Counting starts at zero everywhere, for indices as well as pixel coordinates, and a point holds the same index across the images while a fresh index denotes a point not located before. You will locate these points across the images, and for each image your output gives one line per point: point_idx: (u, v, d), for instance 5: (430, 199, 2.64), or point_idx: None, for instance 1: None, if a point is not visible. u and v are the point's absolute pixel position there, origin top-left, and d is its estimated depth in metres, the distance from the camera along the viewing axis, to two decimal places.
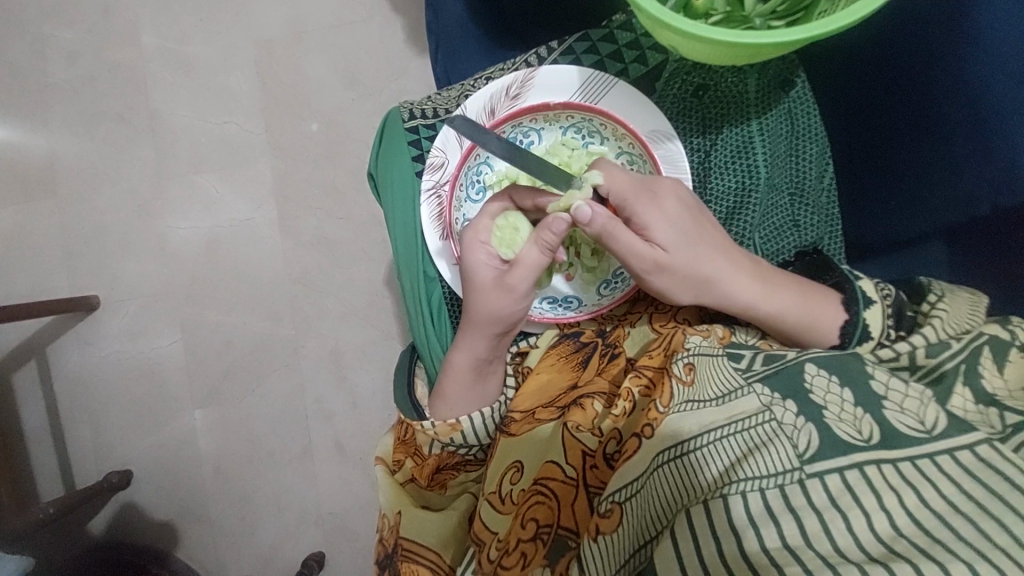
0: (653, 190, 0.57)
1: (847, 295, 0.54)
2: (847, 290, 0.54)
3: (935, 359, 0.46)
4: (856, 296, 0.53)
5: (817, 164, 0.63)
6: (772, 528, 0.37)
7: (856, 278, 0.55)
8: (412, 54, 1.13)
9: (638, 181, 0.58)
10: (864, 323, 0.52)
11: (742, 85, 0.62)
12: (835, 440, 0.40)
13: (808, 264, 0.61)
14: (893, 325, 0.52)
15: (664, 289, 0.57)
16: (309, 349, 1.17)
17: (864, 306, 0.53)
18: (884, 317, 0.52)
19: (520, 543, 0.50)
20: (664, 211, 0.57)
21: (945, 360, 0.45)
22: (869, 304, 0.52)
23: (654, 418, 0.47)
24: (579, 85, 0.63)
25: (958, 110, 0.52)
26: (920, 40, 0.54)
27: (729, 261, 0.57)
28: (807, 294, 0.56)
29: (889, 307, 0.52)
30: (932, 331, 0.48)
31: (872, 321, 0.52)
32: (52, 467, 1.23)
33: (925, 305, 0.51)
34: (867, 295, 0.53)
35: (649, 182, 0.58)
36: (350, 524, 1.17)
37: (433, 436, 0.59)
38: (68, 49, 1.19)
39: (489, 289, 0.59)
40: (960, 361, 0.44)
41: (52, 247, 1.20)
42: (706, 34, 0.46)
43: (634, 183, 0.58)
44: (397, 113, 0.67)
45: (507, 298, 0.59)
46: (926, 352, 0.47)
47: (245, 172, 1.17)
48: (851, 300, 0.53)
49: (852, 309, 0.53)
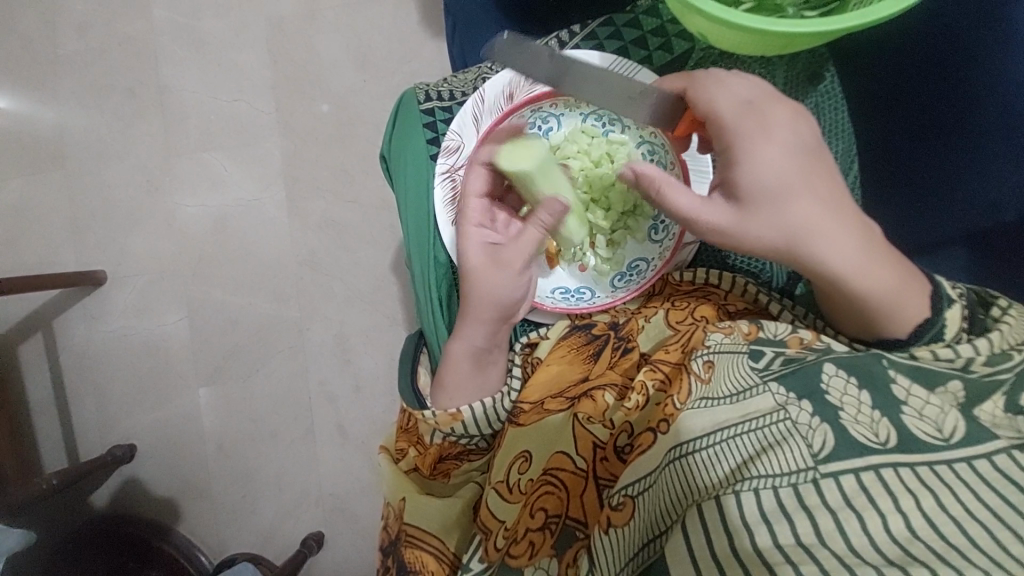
0: (767, 126, 0.51)
1: (933, 287, 0.50)
2: (931, 280, 0.51)
3: (993, 368, 0.44)
4: (939, 290, 0.50)
5: (845, 160, 0.60)
6: (786, 525, 0.35)
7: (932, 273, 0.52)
8: (425, 37, 1.12)
9: (753, 108, 0.52)
10: (943, 323, 0.49)
11: (771, 76, 0.60)
12: (849, 440, 0.39)
13: None
14: (967, 329, 0.49)
15: (748, 238, 0.51)
16: (314, 331, 1.16)
17: (947, 305, 0.49)
18: (960, 320, 0.49)
19: (527, 532, 0.49)
20: (778, 151, 0.51)
21: (1003, 371, 0.44)
22: (951, 303, 0.49)
23: (670, 413, 0.45)
24: (600, 71, 0.61)
25: (987, 113, 0.51)
26: (953, 39, 0.52)
27: (834, 220, 0.50)
28: (902, 269, 0.50)
29: (966, 307, 0.49)
30: (996, 338, 0.46)
31: (951, 322, 0.49)
32: (56, 439, 1.24)
33: (994, 310, 0.48)
34: (948, 293, 0.50)
35: (766, 113, 0.52)
36: (349, 506, 1.17)
37: (434, 426, 0.58)
38: (78, 21, 1.18)
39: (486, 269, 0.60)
40: (1015, 373, 0.43)
41: (59, 221, 1.20)
42: (739, 21, 0.45)
43: (746, 113, 0.52)
44: (411, 95, 0.66)
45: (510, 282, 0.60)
46: (984, 360, 0.45)
47: (255, 151, 1.15)
48: (937, 295, 0.49)
49: (937, 305, 0.49)
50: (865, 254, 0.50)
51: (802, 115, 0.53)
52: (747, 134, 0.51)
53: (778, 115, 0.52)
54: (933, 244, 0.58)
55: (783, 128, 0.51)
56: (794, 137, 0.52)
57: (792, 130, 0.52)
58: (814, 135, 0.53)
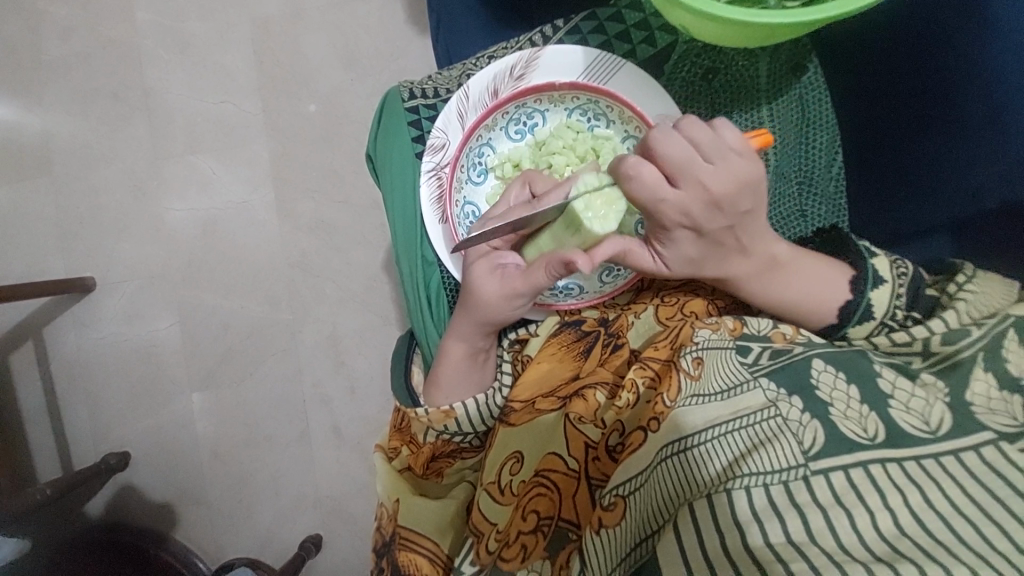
0: (690, 218, 0.51)
1: (859, 272, 0.53)
2: (860, 266, 0.53)
3: (953, 346, 0.45)
4: (866, 275, 0.53)
5: (827, 151, 0.62)
6: (777, 524, 0.35)
7: (869, 254, 0.54)
8: (413, 35, 1.12)
9: (682, 199, 0.50)
10: (869, 303, 0.52)
11: (753, 68, 0.61)
12: (839, 437, 0.39)
13: (819, 245, 0.59)
14: (905, 306, 0.51)
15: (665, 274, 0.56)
16: (307, 333, 1.16)
17: (872, 287, 0.52)
18: (895, 298, 0.51)
19: (520, 535, 0.49)
20: (692, 234, 0.52)
21: (964, 347, 0.45)
22: (879, 284, 0.52)
23: (661, 411, 0.45)
24: (584, 67, 0.62)
25: (971, 96, 0.51)
26: (934, 27, 0.52)
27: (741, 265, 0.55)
28: (813, 278, 0.54)
29: (903, 286, 0.51)
30: (953, 316, 0.47)
31: (878, 301, 0.52)
32: (49, 448, 1.23)
33: (952, 285, 0.50)
34: (878, 275, 0.52)
35: (692, 202, 0.50)
36: (346, 507, 1.17)
37: (427, 424, 0.58)
38: (62, 26, 1.17)
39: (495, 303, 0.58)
40: (979, 349, 0.44)
41: (47, 228, 1.19)
42: (694, 4, 0.45)
43: (676, 206, 0.50)
44: (396, 92, 0.66)
45: (511, 308, 0.58)
46: (944, 338, 0.46)
47: (242, 153, 1.15)
48: (860, 279, 0.52)
49: (859, 289, 0.52)
50: (769, 277, 0.55)
51: (734, 192, 0.50)
52: (670, 226, 0.52)
53: (701, 200, 0.50)
54: (916, 234, 0.59)
55: (705, 213, 0.51)
56: (711, 223, 0.52)
57: (714, 214, 0.51)
58: (735, 211, 0.52)
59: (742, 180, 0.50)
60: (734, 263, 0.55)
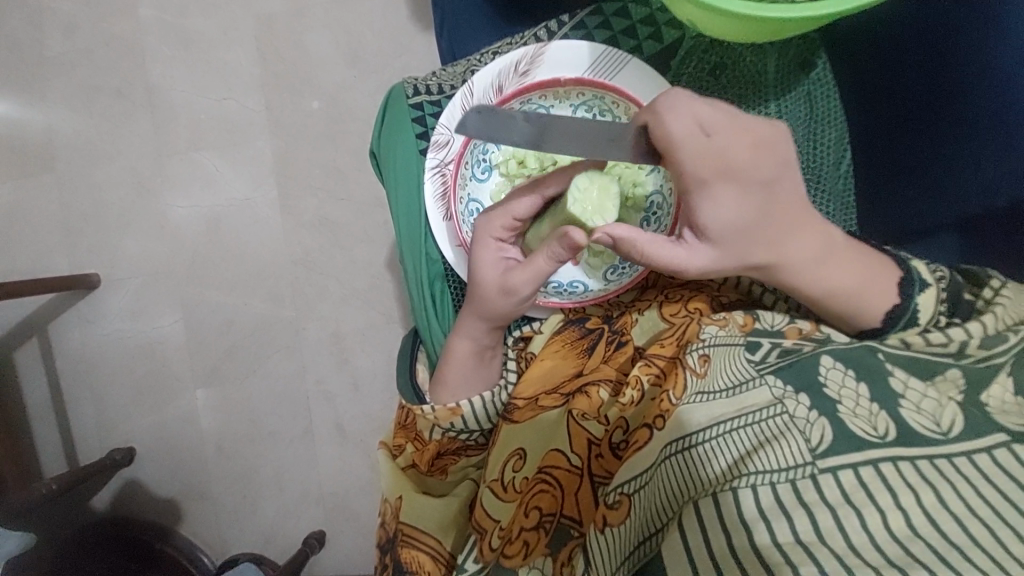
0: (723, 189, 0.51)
1: (905, 274, 0.51)
2: (903, 267, 0.52)
3: (988, 351, 0.44)
4: (913, 276, 0.51)
5: (835, 148, 0.61)
6: (785, 523, 0.35)
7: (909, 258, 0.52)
8: (416, 31, 1.11)
9: (703, 170, 0.51)
10: (916, 308, 0.50)
11: (760, 65, 0.60)
12: (848, 435, 0.39)
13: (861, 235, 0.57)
14: (945, 312, 0.50)
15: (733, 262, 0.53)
16: (311, 330, 1.16)
17: (919, 289, 0.50)
18: (937, 303, 0.50)
19: (522, 531, 0.49)
20: (736, 187, 0.51)
21: (999, 353, 0.44)
22: (925, 287, 0.50)
23: (667, 409, 0.45)
24: (590, 63, 0.61)
25: (983, 92, 0.50)
26: (946, 25, 0.52)
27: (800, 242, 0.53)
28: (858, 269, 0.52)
29: (944, 291, 0.50)
30: (991, 321, 0.47)
31: (925, 306, 0.50)
32: (54, 444, 1.24)
33: (986, 291, 0.49)
34: (923, 278, 0.51)
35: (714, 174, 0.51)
36: (349, 503, 1.17)
37: (433, 422, 0.58)
38: (64, 21, 1.16)
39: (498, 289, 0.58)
40: (1012, 356, 0.43)
41: (52, 224, 1.19)
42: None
43: (702, 178, 0.51)
44: (400, 88, 0.65)
45: (510, 302, 0.58)
46: (981, 343, 0.45)
47: (245, 150, 1.15)
48: (908, 282, 0.51)
49: (908, 292, 0.50)
50: (822, 267, 0.53)
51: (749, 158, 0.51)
52: (707, 176, 0.51)
53: (740, 145, 0.51)
54: (921, 231, 0.58)
55: (739, 183, 0.51)
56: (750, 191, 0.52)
57: (755, 160, 0.52)
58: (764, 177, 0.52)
59: (749, 144, 0.51)
60: (795, 243, 0.53)
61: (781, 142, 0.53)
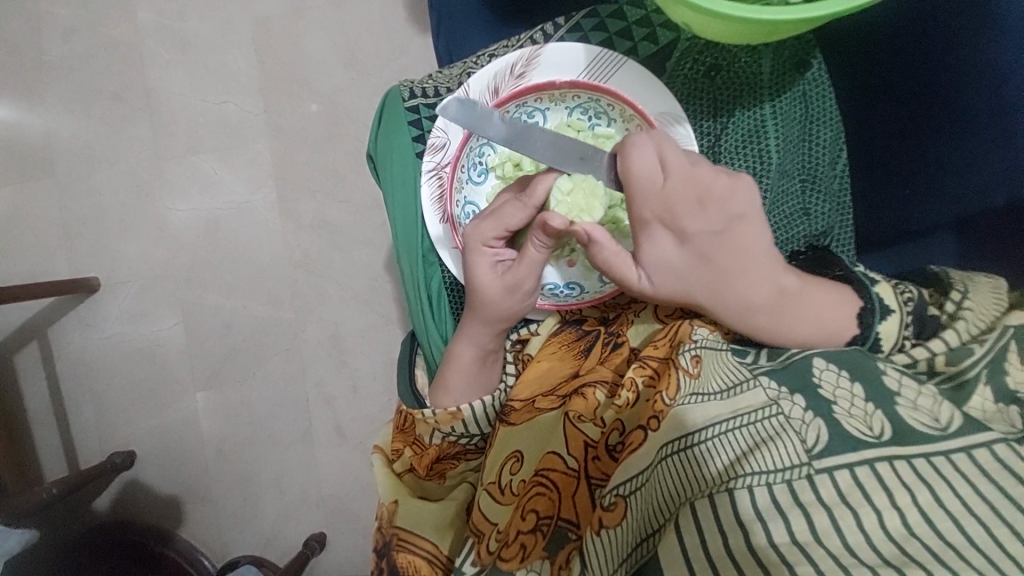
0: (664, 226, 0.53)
1: (864, 303, 0.51)
2: (862, 294, 0.52)
3: (958, 366, 0.46)
4: (873, 305, 0.51)
5: (831, 148, 0.61)
6: (781, 522, 0.35)
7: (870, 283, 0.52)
8: (414, 33, 1.11)
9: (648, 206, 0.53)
10: (878, 337, 0.50)
11: (756, 65, 0.60)
12: (844, 435, 0.39)
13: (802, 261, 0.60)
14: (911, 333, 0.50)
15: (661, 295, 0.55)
16: (310, 333, 1.16)
17: (881, 318, 0.50)
18: (902, 326, 0.50)
19: (519, 534, 0.48)
20: (680, 232, 0.54)
21: (969, 366, 0.45)
22: (887, 315, 0.50)
23: (660, 410, 0.44)
24: (586, 65, 0.61)
25: (977, 93, 0.51)
26: (941, 26, 0.52)
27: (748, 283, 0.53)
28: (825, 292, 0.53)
29: (910, 314, 0.50)
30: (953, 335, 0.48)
31: (888, 331, 0.50)
32: (56, 446, 1.24)
33: (949, 304, 0.50)
34: (885, 304, 0.50)
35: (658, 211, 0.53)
36: (349, 505, 1.17)
37: (434, 426, 0.58)
38: (62, 26, 1.16)
39: (501, 292, 0.58)
40: (984, 366, 0.45)
41: (52, 228, 1.19)
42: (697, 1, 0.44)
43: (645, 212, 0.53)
44: (397, 92, 0.65)
45: (514, 298, 0.58)
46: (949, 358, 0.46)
47: (244, 153, 1.15)
48: (868, 311, 0.50)
49: (868, 321, 0.50)
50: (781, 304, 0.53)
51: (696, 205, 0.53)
52: (649, 217, 0.53)
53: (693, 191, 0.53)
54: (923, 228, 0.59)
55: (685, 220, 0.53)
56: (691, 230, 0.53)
57: (698, 212, 0.53)
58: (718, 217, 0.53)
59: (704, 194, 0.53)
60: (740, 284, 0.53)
61: (739, 198, 0.54)
